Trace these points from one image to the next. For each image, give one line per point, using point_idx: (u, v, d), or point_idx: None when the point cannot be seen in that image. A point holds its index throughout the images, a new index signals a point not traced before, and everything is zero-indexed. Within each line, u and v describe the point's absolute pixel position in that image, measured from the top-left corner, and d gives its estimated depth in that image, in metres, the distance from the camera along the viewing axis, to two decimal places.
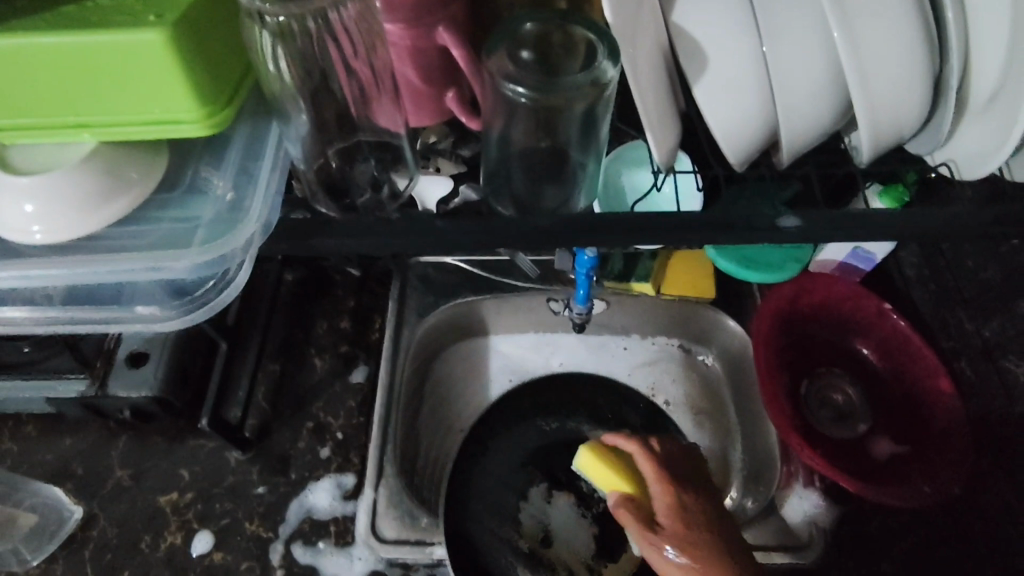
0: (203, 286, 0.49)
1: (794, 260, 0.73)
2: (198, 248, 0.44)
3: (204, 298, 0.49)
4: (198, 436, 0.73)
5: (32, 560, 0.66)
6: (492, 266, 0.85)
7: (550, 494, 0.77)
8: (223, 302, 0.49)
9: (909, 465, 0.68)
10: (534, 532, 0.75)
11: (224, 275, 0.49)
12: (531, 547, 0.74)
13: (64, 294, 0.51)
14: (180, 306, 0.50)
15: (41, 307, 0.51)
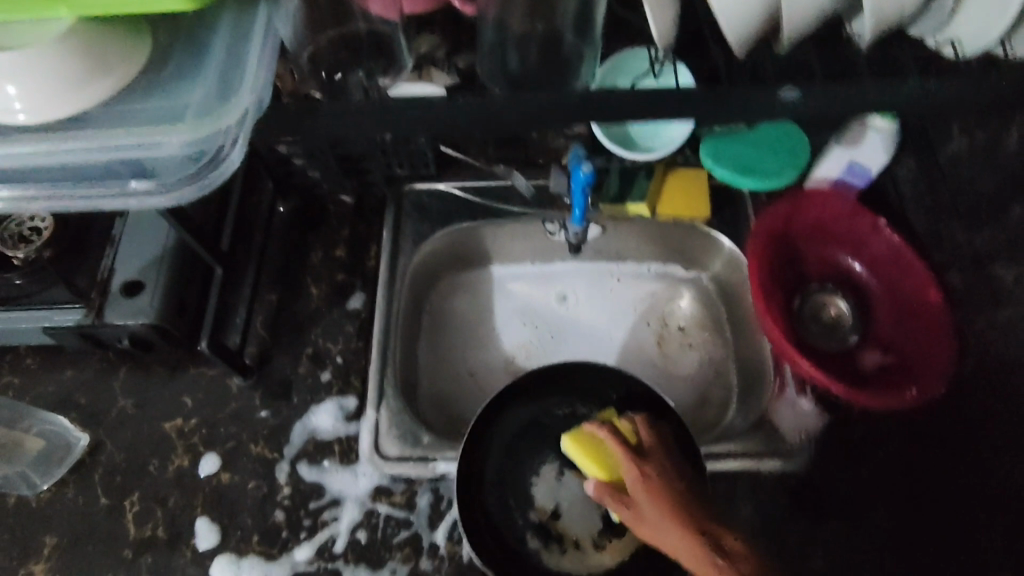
0: (193, 159, 0.53)
1: (792, 168, 0.72)
2: (193, 122, 0.52)
3: (196, 171, 0.53)
4: (199, 364, 0.74)
5: (42, 484, 0.67)
6: (486, 192, 0.84)
7: (562, 470, 0.68)
8: (221, 178, 0.53)
9: (896, 372, 0.70)
10: (545, 505, 0.66)
11: (217, 150, 0.53)
12: (542, 520, 0.66)
13: (42, 175, 0.54)
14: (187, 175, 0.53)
15: (17, 185, 0.53)
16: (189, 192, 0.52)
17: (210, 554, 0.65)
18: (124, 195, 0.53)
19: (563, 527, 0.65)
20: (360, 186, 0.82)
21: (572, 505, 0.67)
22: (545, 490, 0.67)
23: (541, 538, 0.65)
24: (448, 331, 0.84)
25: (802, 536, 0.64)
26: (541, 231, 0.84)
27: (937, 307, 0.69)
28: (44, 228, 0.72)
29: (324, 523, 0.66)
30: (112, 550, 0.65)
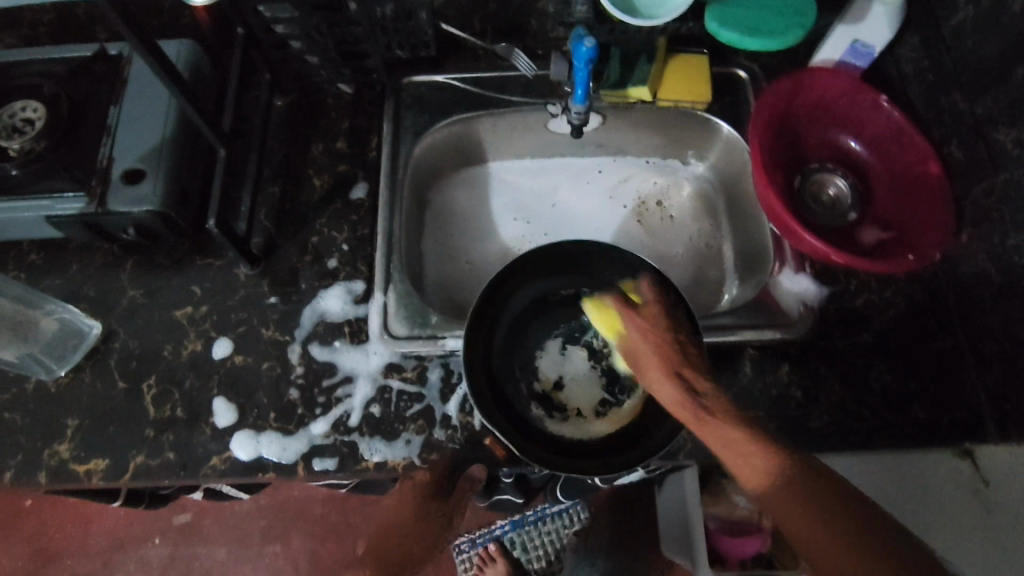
0: None
1: (798, 26, 0.70)
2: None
3: None
4: (206, 255, 0.74)
5: (59, 369, 0.68)
6: (487, 82, 0.82)
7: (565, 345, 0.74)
8: None
9: (893, 245, 0.72)
10: (549, 377, 0.72)
11: None
12: (545, 390, 0.72)
13: None
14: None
15: None
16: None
17: (229, 430, 0.66)
18: None
19: (564, 398, 0.71)
20: (359, 76, 0.80)
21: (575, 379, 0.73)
22: (549, 363, 0.73)
23: (543, 405, 0.70)
24: (452, 225, 0.85)
25: (804, 400, 0.68)
26: (544, 115, 0.82)
27: (935, 178, 0.70)
28: (37, 119, 0.69)
29: (338, 399, 0.67)
30: (133, 428, 0.66)
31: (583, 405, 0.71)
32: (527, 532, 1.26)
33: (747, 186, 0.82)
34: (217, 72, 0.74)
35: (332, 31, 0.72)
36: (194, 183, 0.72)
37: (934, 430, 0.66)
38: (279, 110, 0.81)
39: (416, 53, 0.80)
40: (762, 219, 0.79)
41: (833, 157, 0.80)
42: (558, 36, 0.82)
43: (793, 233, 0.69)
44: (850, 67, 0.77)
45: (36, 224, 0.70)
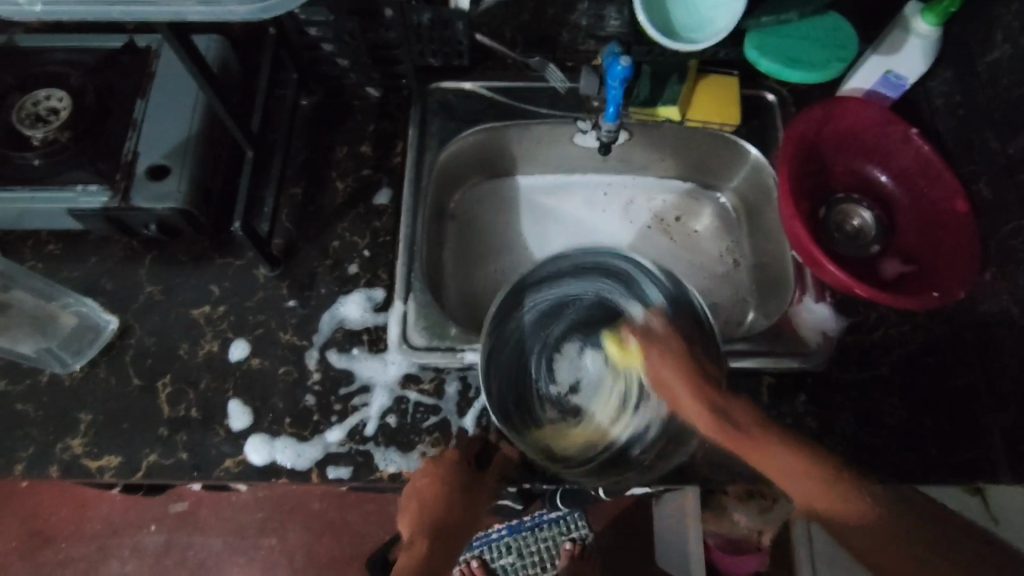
0: None
1: (837, 60, 0.73)
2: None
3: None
4: (226, 255, 0.74)
5: (74, 364, 0.67)
6: (515, 93, 0.81)
7: (583, 350, 0.76)
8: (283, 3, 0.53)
9: (914, 281, 0.72)
10: (567, 381, 0.75)
11: None
12: (562, 392, 0.74)
13: None
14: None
15: None
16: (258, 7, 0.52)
17: (244, 434, 0.66)
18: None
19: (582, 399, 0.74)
20: (388, 80, 0.80)
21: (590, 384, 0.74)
22: (565, 369, 0.75)
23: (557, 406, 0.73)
24: (472, 235, 0.85)
25: (818, 431, 0.68)
26: (572, 129, 0.81)
27: (962, 217, 0.70)
28: (61, 108, 0.69)
29: (354, 408, 0.67)
30: (147, 426, 0.66)
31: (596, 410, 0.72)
32: (523, 539, 1.25)
33: (768, 212, 0.82)
34: (246, 70, 0.74)
35: (365, 35, 0.72)
36: (218, 183, 0.71)
37: (947, 469, 0.66)
38: (304, 110, 0.80)
39: (449, 61, 0.79)
40: (785, 246, 0.79)
41: (859, 187, 0.80)
42: (588, 49, 0.81)
43: (815, 262, 0.69)
44: (881, 97, 0.76)
45: (56, 216, 0.69)
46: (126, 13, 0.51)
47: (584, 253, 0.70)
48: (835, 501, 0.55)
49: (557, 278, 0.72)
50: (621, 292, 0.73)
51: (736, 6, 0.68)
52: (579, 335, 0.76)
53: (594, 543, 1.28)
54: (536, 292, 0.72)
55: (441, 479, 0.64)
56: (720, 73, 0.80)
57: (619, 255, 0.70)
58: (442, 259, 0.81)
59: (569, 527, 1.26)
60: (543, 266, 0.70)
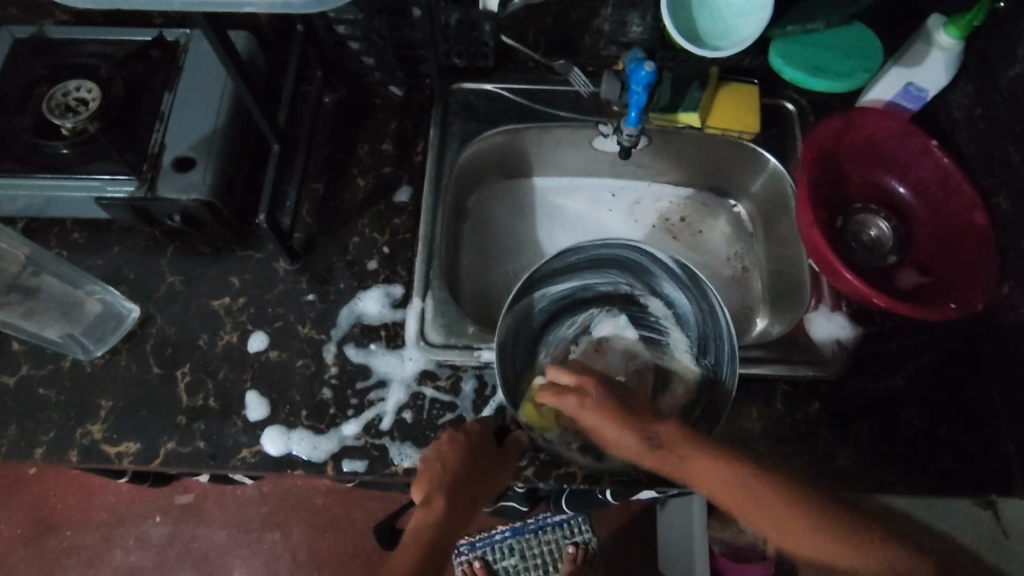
0: None
1: (860, 70, 0.74)
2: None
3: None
4: (247, 248, 0.74)
5: (95, 350, 0.68)
6: (537, 95, 0.82)
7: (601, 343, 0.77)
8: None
9: (930, 292, 0.73)
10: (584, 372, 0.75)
11: None
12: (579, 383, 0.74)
13: None
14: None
15: None
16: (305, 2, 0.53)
17: (260, 425, 0.67)
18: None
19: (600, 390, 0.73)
20: (411, 79, 0.80)
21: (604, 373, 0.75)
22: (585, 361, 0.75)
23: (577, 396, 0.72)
24: (490, 235, 0.86)
25: (832, 439, 0.68)
26: (592, 133, 0.82)
27: (980, 229, 0.70)
28: (90, 99, 0.70)
29: (370, 402, 0.68)
30: (165, 414, 0.67)
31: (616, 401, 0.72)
32: (526, 541, 1.25)
33: (784, 220, 0.82)
34: (273, 66, 0.75)
35: (392, 35, 0.73)
36: (241, 176, 0.72)
37: (960, 481, 0.66)
38: (327, 107, 0.81)
39: (473, 62, 0.80)
40: (801, 254, 0.79)
41: (876, 198, 0.80)
42: (610, 54, 0.82)
43: (832, 270, 0.69)
44: (901, 109, 0.76)
45: (83, 204, 0.70)
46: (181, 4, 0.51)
47: (606, 248, 0.72)
48: (802, 537, 0.53)
49: (573, 272, 0.74)
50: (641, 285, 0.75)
51: (763, 10, 0.68)
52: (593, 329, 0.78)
53: (597, 547, 1.27)
54: (549, 285, 0.73)
55: (464, 453, 0.62)
56: (741, 81, 0.80)
57: (641, 253, 0.71)
58: (460, 258, 0.82)
59: (573, 530, 1.25)
60: (556, 260, 0.71)
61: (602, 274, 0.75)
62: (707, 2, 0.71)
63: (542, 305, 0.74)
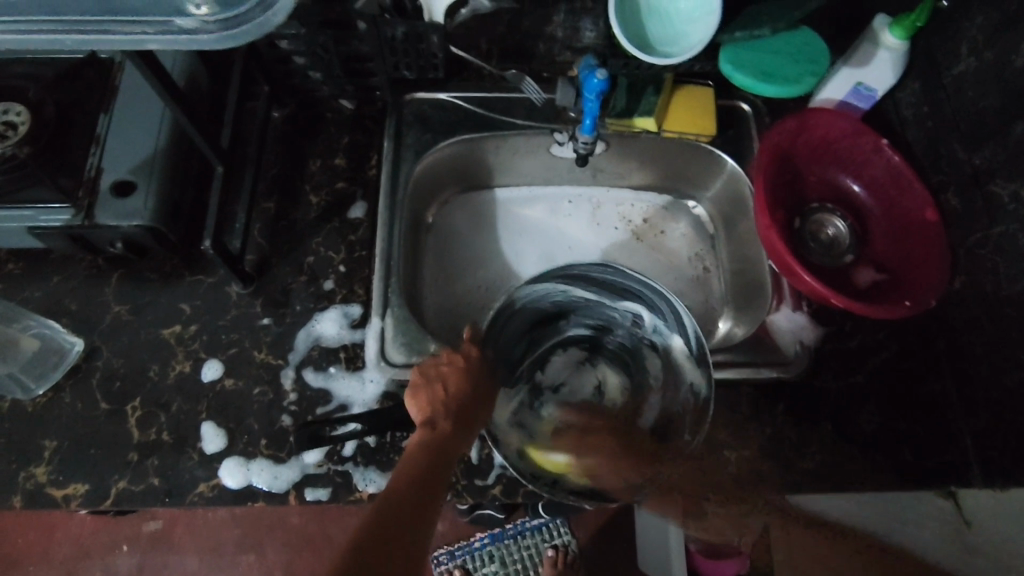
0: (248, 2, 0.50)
1: (810, 75, 0.74)
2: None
3: (248, 17, 0.50)
4: (197, 272, 0.72)
5: (37, 389, 0.65)
6: (491, 104, 0.80)
7: (583, 360, 0.81)
8: (266, 27, 0.49)
9: (886, 290, 0.74)
10: (552, 380, 0.79)
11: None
12: (543, 387, 0.78)
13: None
14: (220, 25, 0.49)
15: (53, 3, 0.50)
16: (242, 34, 0.49)
17: (217, 457, 0.64)
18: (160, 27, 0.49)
19: (560, 400, 0.77)
20: (362, 92, 0.78)
21: (572, 391, 0.79)
22: (557, 370, 0.79)
23: (531, 392, 0.76)
24: (451, 248, 0.84)
25: (797, 441, 0.69)
26: (548, 141, 0.81)
27: (931, 225, 0.71)
28: (19, 123, 0.64)
29: (332, 427, 0.66)
30: (115, 452, 0.64)
31: (569, 411, 0.76)
32: (506, 547, 1.24)
33: (744, 221, 0.82)
34: (214, 82, 0.72)
35: (338, 48, 0.71)
36: (188, 199, 0.70)
37: (919, 474, 0.67)
38: (275, 123, 0.78)
39: (424, 73, 0.78)
40: (761, 255, 0.79)
41: (832, 197, 0.81)
42: (564, 60, 0.81)
43: (791, 272, 0.69)
44: (852, 108, 0.77)
45: (17, 234, 0.67)
46: (74, 42, 0.48)
47: (640, 283, 0.66)
48: None
49: (594, 286, 0.70)
50: (651, 324, 0.70)
51: (712, 16, 0.68)
52: (586, 347, 0.81)
53: (577, 550, 1.27)
54: (573, 285, 0.70)
55: (467, 365, 0.61)
56: (695, 84, 0.80)
57: (654, 291, 0.65)
58: (420, 274, 0.80)
59: (551, 534, 1.25)
60: (590, 266, 0.68)
61: (623, 301, 0.71)
62: (655, 9, 0.71)
63: (558, 298, 0.72)
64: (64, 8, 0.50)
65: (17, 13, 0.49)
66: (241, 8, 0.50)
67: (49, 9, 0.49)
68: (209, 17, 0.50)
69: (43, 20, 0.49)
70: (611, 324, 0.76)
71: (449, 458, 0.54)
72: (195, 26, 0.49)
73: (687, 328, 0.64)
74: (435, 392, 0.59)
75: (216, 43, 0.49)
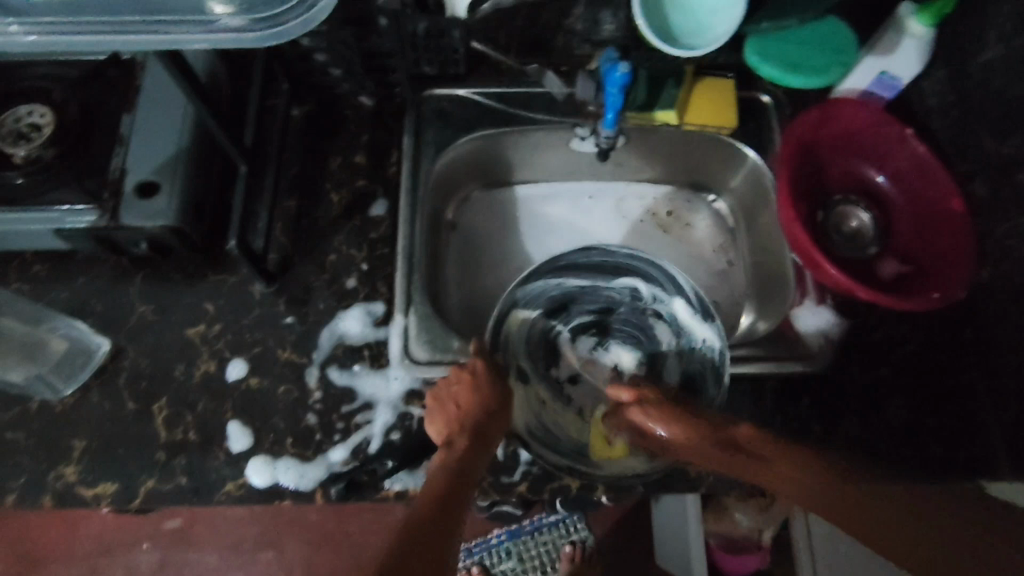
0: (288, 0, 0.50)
1: (837, 65, 0.74)
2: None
3: (288, 16, 0.50)
4: (219, 271, 0.72)
5: (66, 389, 0.66)
6: (510, 99, 0.80)
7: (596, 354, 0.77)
8: (307, 21, 0.50)
9: (912, 282, 0.73)
10: None
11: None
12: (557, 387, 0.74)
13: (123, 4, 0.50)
14: (263, 23, 0.50)
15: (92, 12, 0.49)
16: (283, 33, 0.49)
17: (244, 455, 0.64)
18: (203, 28, 0.49)
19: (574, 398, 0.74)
20: (381, 89, 0.78)
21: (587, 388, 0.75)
22: None
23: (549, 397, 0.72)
24: (472, 245, 0.84)
25: (824, 435, 0.68)
26: (569, 135, 0.80)
27: (959, 216, 0.70)
28: (44, 125, 0.66)
29: (357, 425, 0.66)
30: (144, 451, 0.64)
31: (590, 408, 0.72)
32: (523, 543, 1.24)
33: (765, 214, 0.82)
34: (234, 81, 0.72)
35: (358, 45, 0.70)
36: (211, 199, 0.70)
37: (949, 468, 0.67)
38: (295, 121, 0.78)
39: (444, 68, 0.78)
40: (785, 248, 0.79)
41: (855, 188, 0.80)
42: (583, 53, 0.80)
43: (815, 264, 0.68)
44: (876, 97, 0.76)
45: (42, 235, 0.67)
46: (121, 45, 0.48)
47: (628, 255, 0.71)
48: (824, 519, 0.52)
49: (588, 272, 0.72)
50: (651, 294, 0.73)
51: (736, 9, 0.67)
52: (595, 333, 0.76)
53: (594, 545, 1.27)
54: (564, 276, 0.72)
55: (476, 378, 0.62)
56: (717, 76, 0.80)
57: (651, 262, 0.70)
58: (441, 271, 0.80)
59: (569, 529, 1.25)
60: (579, 252, 0.71)
61: (617, 279, 0.74)
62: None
63: (553, 292, 0.73)
64: (106, 15, 0.49)
65: (60, 16, 0.49)
66: (281, 7, 0.50)
67: (91, 10, 0.49)
68: (250, 15, 0.50)
69: (88, 26, 0.49)
70: (612, 306, 0.75)
71: (471, 476, 0.54)
72: (234, 26, 0.50)
73: (686, 285, 0.69)
74: (450, 412, 0.61)
75: (256, 41, 0.50)
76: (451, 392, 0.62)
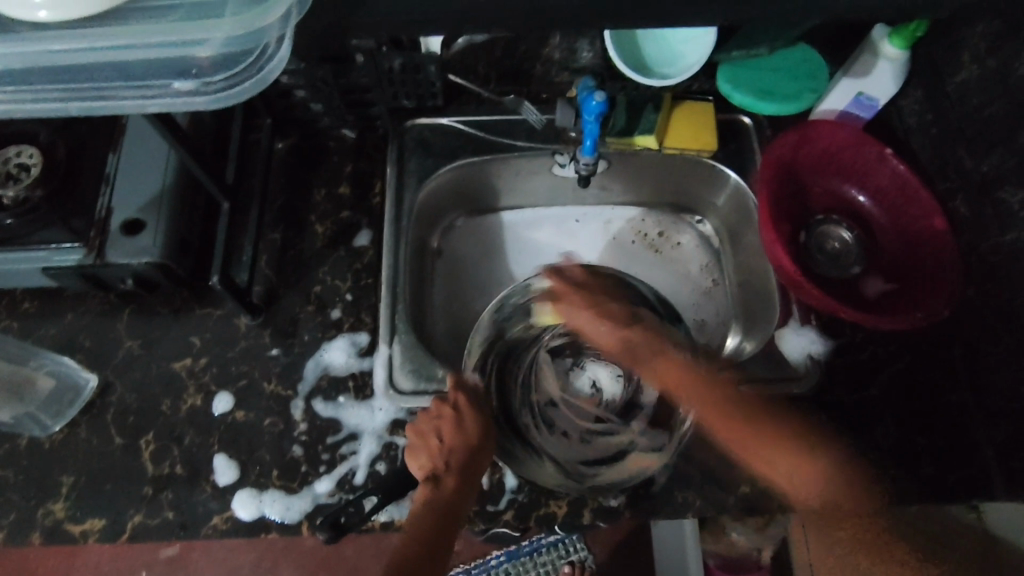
0: (245, 55, 0.49)
1: (806, 89, 0.75)
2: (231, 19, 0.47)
3: (246, 73, 0.49)
4: (206, 305, 0.73)
5: (53, 426, 0.66)
6: (491, 126, 0.81)
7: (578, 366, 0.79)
8: (267, 78, 0.49)
9: (897, 300, 0.73)
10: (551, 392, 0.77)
11: (264, 50, 0.49)
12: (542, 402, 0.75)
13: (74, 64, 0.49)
14: (222, 79, 0.49)
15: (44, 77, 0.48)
16: (244, 92, 0.49)
17: (231, 489, 0.65)
18: (164, 92, 0.49)
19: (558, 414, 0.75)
20: (363, 121, 0.79)
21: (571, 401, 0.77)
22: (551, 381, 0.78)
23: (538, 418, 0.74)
24: (458, 272, 0.85)
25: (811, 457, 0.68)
26: (550, 162, 0.81)
27: (940, 234, 0.70)
28: (32, 165, 0.66)
29: (342, 457, 0.66)
30: (130, 487, 0.65)
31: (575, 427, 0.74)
32: (522, 564, 1.20)
33: (748, 236, 0.82)
34: (218, 117, 0.73)
35: (338, 79, 0.72)
36: (196, 234, 0.71)
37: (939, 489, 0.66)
38: (279, 154, 0.79)
39: (424, 100, 0.79)
40: (769, 270, 0.79)
41: (838, 208, 0.80)
42: (562, 80, 0.81)
43: (797, 287, 0.69)
44: (854, 118, 0.76)
45: (29, 274, 0.68)
46: (79, 110, 0.48)
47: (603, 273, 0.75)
48: None
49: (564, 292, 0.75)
50: None
51: (706, 35, 0.70)
52: (570, 355, 0.79)
53: (594, 566, 1.25)
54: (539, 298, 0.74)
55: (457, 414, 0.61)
56: (694, 99, 0.80)
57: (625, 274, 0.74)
58: (427, 299, 0.81)
59: (568, 550, 1.23)
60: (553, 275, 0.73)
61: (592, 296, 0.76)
62: (650, 29, 0.72)
63: None
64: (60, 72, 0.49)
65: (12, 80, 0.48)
66: (238, 63, 0.49)
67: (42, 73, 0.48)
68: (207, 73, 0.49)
69: (47, 87, 0.48)
70: None
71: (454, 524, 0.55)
72: (193, 86, 0.49)
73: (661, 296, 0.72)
74: (431, 448, 0.59)
75: (217, 101, 0.49)
76: (432, 426, 0.61)
